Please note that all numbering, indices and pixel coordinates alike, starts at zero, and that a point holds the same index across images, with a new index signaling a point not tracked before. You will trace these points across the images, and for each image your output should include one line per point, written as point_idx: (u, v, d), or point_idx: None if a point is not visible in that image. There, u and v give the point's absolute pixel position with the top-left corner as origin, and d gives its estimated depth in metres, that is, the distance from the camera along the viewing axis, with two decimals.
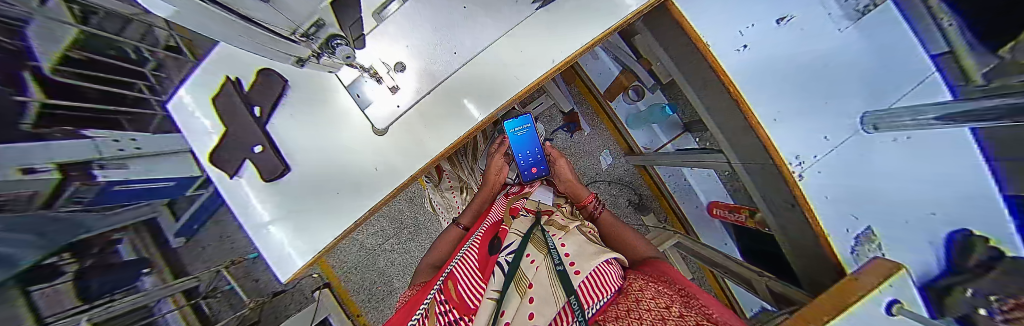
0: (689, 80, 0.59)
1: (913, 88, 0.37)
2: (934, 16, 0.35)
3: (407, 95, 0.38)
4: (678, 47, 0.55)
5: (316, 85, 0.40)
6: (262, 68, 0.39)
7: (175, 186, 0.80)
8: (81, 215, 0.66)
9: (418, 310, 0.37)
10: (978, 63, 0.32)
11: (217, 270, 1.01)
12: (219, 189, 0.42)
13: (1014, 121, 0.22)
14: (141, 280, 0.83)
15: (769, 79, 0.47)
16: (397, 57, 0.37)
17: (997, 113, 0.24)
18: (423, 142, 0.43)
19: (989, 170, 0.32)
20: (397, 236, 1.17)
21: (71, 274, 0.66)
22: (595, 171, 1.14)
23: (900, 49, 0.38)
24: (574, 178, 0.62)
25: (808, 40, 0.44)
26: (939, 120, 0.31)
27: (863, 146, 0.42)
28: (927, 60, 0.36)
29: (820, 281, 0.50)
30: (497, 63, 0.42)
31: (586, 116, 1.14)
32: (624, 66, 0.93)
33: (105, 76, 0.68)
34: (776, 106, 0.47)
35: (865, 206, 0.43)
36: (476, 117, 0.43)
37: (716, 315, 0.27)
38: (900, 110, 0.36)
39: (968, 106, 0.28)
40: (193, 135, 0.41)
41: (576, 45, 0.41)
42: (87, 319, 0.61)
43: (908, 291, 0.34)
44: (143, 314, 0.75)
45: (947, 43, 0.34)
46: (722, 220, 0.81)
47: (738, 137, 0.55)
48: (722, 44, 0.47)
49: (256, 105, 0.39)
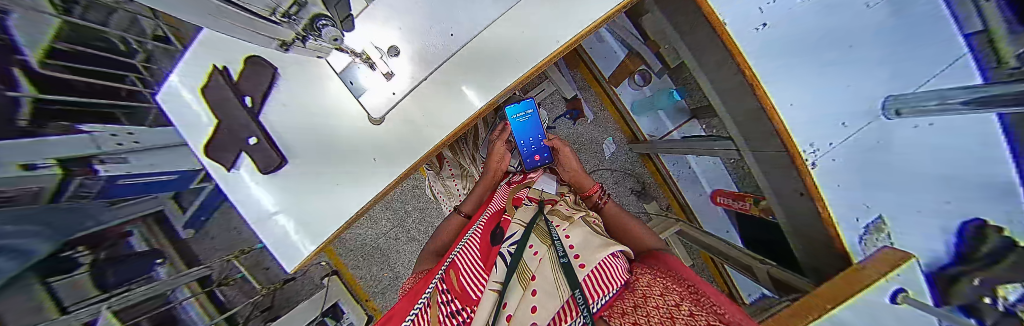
0: (699, 62, 0.57)
1: (942, 70, 0.31)
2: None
3: (403, 82, 0.37)
4: (694, 25, 0.51)
5: (308, 73, 0.38)
6: (250, 55, 0.37)
7: (179, 180, 0.81)
8: (90, 208, 0.67)
9: (413, 310, 0.37)
10: (1011, 45, 0.25)
11: (228, 261, 1.02)
12: (219, 183, 0.42)
13: None
14: (156, 269, 0.86)
15: (786, 60, 0.46)
16: (390, 40, 0.35)
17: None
18: (421, 132, 0.41)
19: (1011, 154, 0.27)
20: (401, 225, 1.19)
21: (87, 266, 0.68)
22: (598, 159, 1.12)
23: (927, 23, 0.31)
24: (579, 168, 0.61)
25: (832, 19, 0.39)
26: (965, 105, 0.28)
27: (880, 133, 0.39)
28: (959, 40, 0.29)
29: (826, 269, 0.50)
30: (498, 45, 0.38)
31: (589, 103, 1.10)
32: (630, 49, 0.89)
33: (93, 69, 0.66)
34: (792, 89, 0.46)
35: (877, 195, 0.42)
36: (476, 105, 0.40)
37: (727, 314, 0.25)
38: (925, 94, 0.33)
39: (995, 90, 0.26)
40: (185, 127, 0.40)
41: (584, 23, 0.38)
42: (107, 308, 0.63)
43: (913, 281, 0.34)
44: (161, 301, 0.77)
45: (984, 21, 0.27)
46: (726, 209, 0.81)
47: (750, 121, 0.53)
48: (738, 21, 0.45)
49: (246, 96, 0.38)
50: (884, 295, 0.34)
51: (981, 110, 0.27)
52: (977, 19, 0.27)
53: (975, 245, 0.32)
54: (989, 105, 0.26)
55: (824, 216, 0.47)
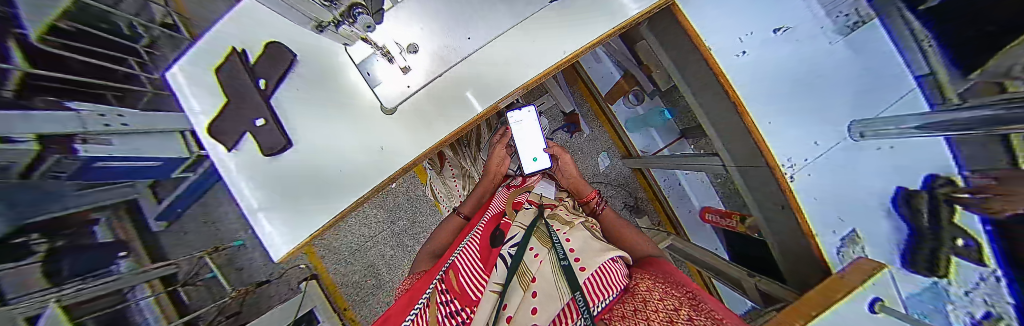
0: (688, 83, 0.61)
1: (894, 101, 0.39)
2: (917, 38, 0.36)
3: (419, 76, 0.39)
4: (684, 51, 0.56)
5: (328, 62, 0.40)
6: (271, 41, 0.38)
7: (160, 167, 0.77)
8: (59, 190, 0.63)
9: (414, 308, 0.35)
10: (954, 85, 0.32)
11: (199, 257, 0.97)
12: (218, 167, 0.40)
13: (975, 128, 0.24)
14: (116, 263, 0.80)
15: (768, 82, 0.48)
16: (411, 38, 0.37)
17: (964, 123, 0.26)
18: (431, 124, 0.44)
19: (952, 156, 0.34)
20: (391, 228, 1.15)
21: (42, 255, 0.63)
22: (593, 171, 1.16)
23: (884, 63, 0.40)
24: (577, 175, 0.63)
25: (800, 51, 0.46)
26: (917, 128, 0.33)
27: (851, 152, 0.44)
28: (912, 81, 0.37)
29: (807, 283, 0.52)
30: (510, 50, 0.42)
31: (586, 118, 1.16)
32: (626, 71, 0.97)
33: (91, 49, 0.66)
34: (772, 109, 0.49)
35: (851, 209, 0.45)
36: (476, 108, 0.43)
37: (725, 319, 0.25)
38: (887, 119, 0.38)
39: (941, 117, 0.30)
40: (192, 108, 0.39)
41: (583, 41, 0.42)
42: (56, 301, 0.58)
43: (889, 289, 0.36)
44: (119, 299, 0.73)
45: (928, 65, 0.36)
46: (715, 225, 0.84)
47: (734, 141, 0.57)
48: (723, 49, 0.48)
49: (261, 79, 0.38)
50: (864, 303, 0.35)
51: (932, 133, 0.31)
52: (925, 64, 0.36)
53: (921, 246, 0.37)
54: (935, 128, 0.30)
55: (806, 230, 0.47)
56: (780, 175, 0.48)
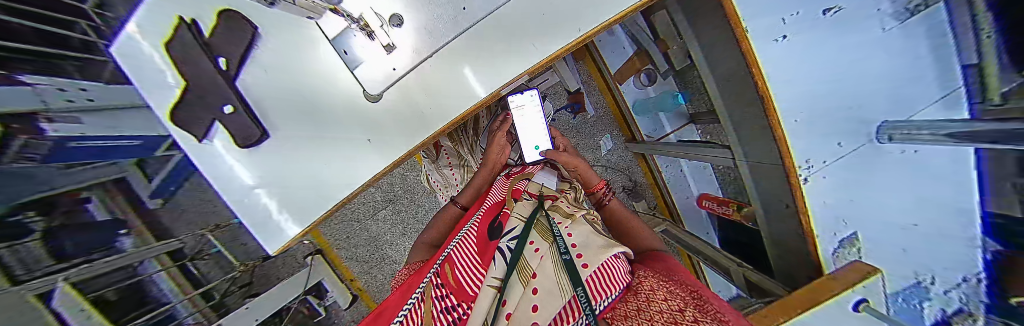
0: (712, 69, 0.56)
1: (935, 100, 0.33)
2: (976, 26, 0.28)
3: (405, 56, 0.35)
4: (712, 31, 0.49)
5: (300, 41, 0.35)
6: (223, 8, 0.31)
7: (143, 146, 0.79)
8: (41, 170, 0.62)
9: (405, 306, 0.33)
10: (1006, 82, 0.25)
11: (201, 234, 0.99)
12: (189, 155, 0.37)
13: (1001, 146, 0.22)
14: (120, 240, 0.82)
15: (801, 72, 0.43)
16: (392, 8, 0.33)
17: (985, 140, 0.24)
18: (422, 112, 0.40)
19: (975, 158, 0.32)
20: (391, 207, 1.17)
21: (40, 233, 0.64)
22: (595, 154, 1.13)
23: (937, 56, 0.32)
24: (585, 164, 0.59)
25: (843, 38, 0.39)
26: (953, 137, 0.27)
27: (873, 155, 0.40)
28: (958, 71, 0.30)
29: (798, 275, 0.55)
30: (511, 29, 0.37)
31: (591, 98, 1.10)
32: (638, 47, 0.89)
33: (41, 13, 0.59)
34: (801, 105, 0.44)
35: (857, 213, 0.45)
36: (478, 94, 0.39)
37: (732, 322, 0.24)
38: (922, 123, 0.32)
39: (962, 127, 0.27)
40: (142, 85, 0.33)
41: (599, 19, 0.36)
42: (64, 279, 0.60)
43: (875, 292, 0.39)
44: (128, 274, 0.78)
45: (980, 53, 0.28)
46: (710, 212, 0.86)
47: (748, 134, 0.55)
48: (761, 30, 0.42)
49: (220, 57, 0.32)
50: (850, 302, 0.39)
51: (963, 142, 0.27)
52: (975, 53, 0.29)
53: (930, 252, 0.38)
54: (959, 140, 0.27)
55: (807, 232, 0.49)
56: (795, 177, 0.47)
